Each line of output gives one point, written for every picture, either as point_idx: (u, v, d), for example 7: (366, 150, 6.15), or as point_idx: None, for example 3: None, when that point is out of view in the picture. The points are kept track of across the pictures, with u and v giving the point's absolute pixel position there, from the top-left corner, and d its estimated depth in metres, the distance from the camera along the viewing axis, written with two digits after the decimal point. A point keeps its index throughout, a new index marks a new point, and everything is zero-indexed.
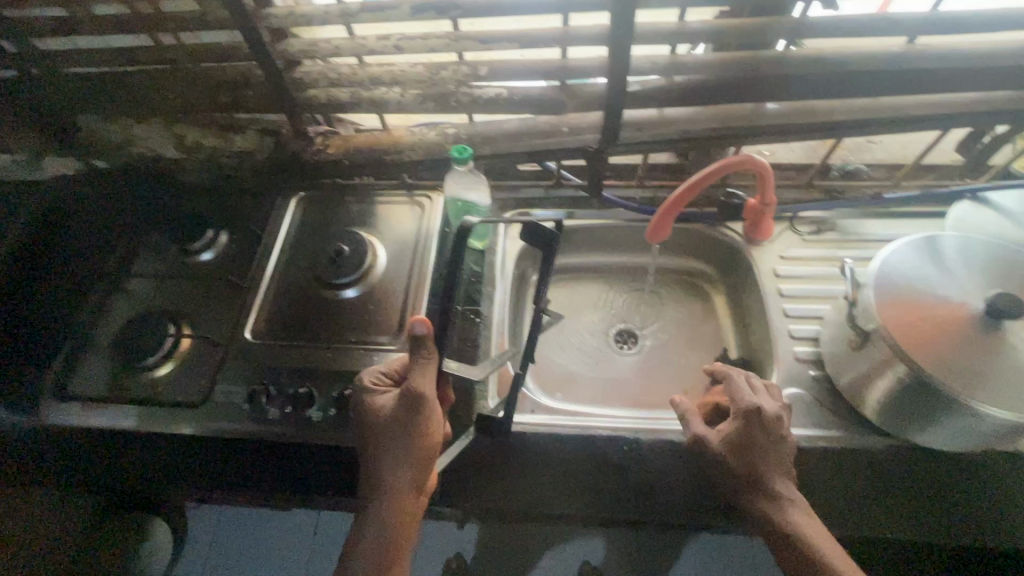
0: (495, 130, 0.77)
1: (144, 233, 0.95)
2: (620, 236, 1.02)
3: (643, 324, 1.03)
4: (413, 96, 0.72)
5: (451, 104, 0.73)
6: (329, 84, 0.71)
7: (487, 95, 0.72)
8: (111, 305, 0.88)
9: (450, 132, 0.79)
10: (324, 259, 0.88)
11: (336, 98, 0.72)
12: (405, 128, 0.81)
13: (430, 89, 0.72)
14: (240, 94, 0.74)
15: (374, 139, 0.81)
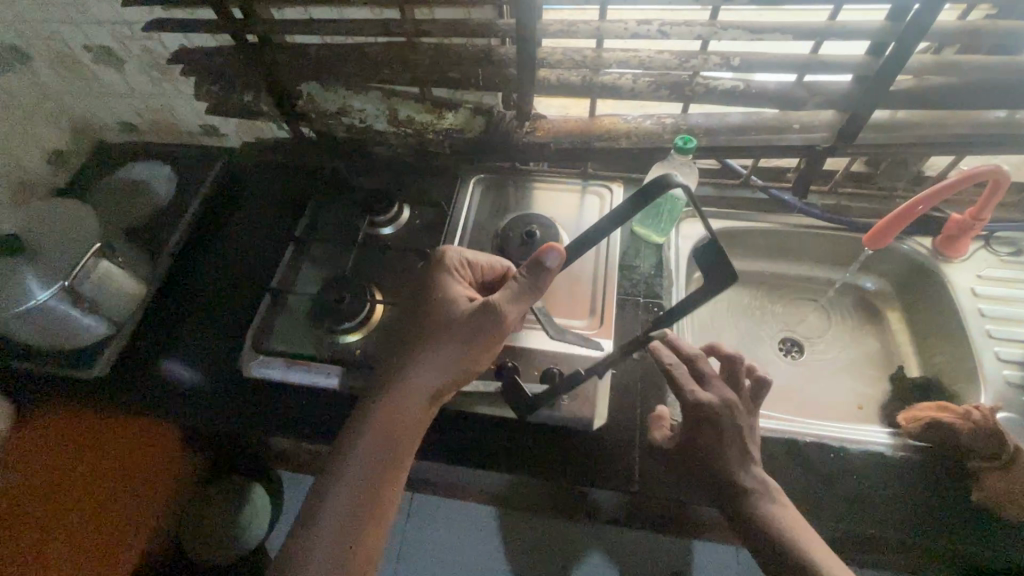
0: (716, 123, 0.77)
1: (326, 204, 0.98)
2: (791, 243, 1.00)
3: (808, 334, 1.01)
4: (647, 84, 0.72)
5: (685, 93, 0.72)
6: (570, 67, 0.72)
7: (723, 87, 0.71)
8: (301, 269, 0.91)
9: (667, 122, 0.78)
10: (515, 239, 0.88)
11: (572, 80, 0.73)
12: (617, 116, 0.81)
13: (666, 77, 0.72)
14: (475, 71, 0.75)
15: (583, 125, 0.82)
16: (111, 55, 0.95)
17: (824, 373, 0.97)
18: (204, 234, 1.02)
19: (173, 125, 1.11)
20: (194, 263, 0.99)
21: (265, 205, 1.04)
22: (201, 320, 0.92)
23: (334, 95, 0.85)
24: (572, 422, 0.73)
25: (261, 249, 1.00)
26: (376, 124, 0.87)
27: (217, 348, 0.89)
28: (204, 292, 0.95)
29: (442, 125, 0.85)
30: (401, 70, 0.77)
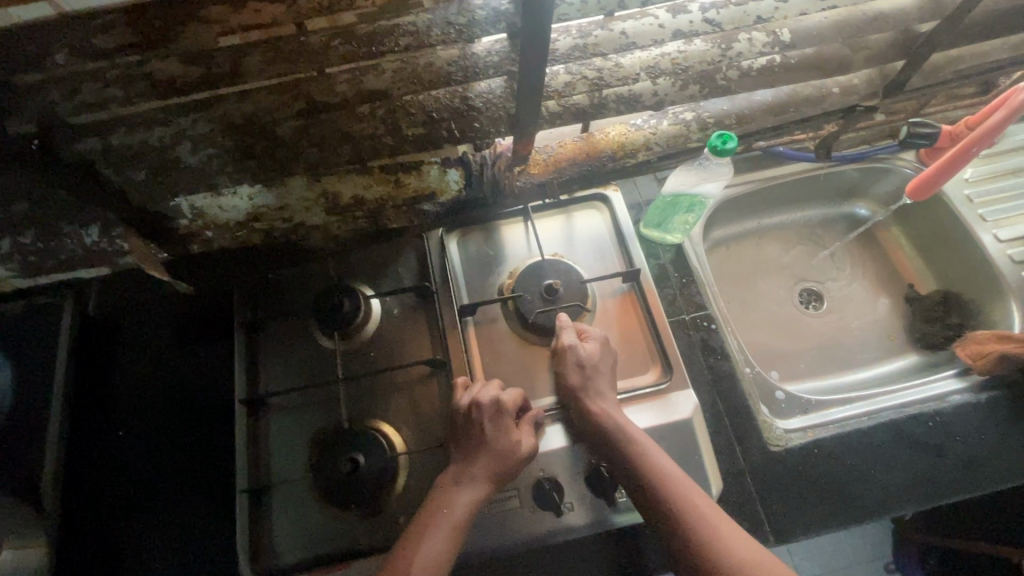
0: (747, 107, 0.62)
1: (267, 327, 0.72)
2: (784, 192, 0.95)
3: (821, 278, 0.99)
4: (671, 84, 0.54)
5: (719, 86, 0.56)
6: (585, 88, 0.53)
7: (758, 65, 0.55)
8: (269, 436, 0.67)
9: (690, 118, 0.62)
10: (533, 301, 0.71)
11: (582, 105, 0.54)
12: (622, 124, 0.63)
13: (692, 69, 0.54)
14: (442, 127, 0.51)
15: (585, 146, 0.63)
16: None
17: (848, 315, 0.95)
18: (94, 416, 0.73)
19: None
20: (102, 463, 0.71)
21: (166, 350, 0.76)
22: (152, 536, 0.67)
23: (229, 198, 0.57)
24: None
25: (190, 409, 0.73)
26: (309, 219, 0.60)
27: (194, 565, 0.66)
28: (137, 498, 0.69)
29: (402, 197, 0.60)
30: (336, 148, 0.51)
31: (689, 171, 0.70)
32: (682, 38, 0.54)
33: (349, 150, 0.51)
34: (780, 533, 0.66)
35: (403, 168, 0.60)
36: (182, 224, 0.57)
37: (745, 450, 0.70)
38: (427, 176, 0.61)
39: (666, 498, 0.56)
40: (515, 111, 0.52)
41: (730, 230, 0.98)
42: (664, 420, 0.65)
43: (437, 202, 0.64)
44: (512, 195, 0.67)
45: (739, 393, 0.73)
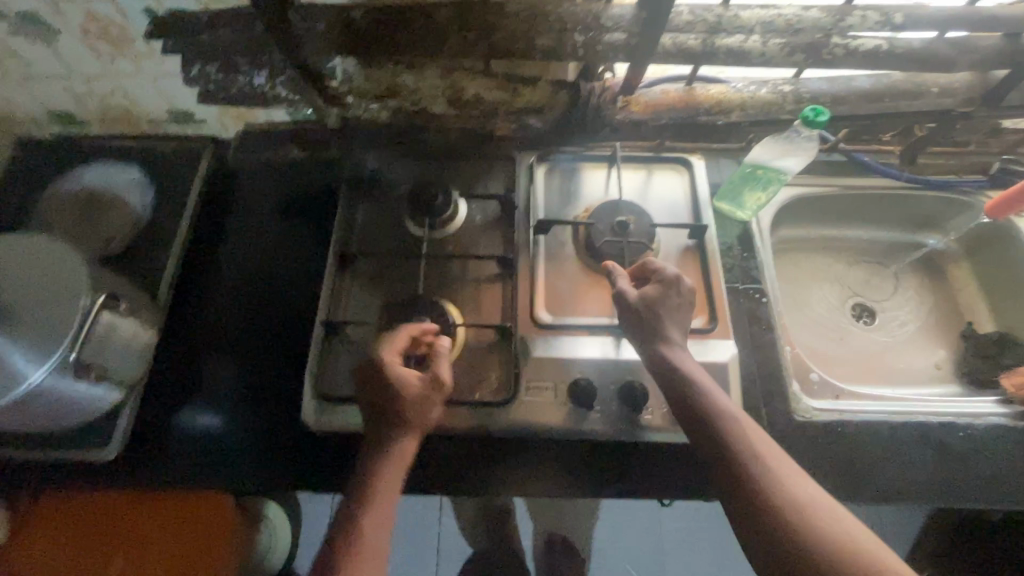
0: (844, 90, 0.67)
1: (365, 206, 0.81)
2: (860, 205, 0.97)
3: (878, 297, 1.00)
4: (778, 47, 0.60)
5: (822, 58, 0.61)
6: (704, 31, 0.59)
7: (865, 48, 0.61)
8: (348, 292, 0.75)
9: (788, 90, 0.68)
10: (603, 232, 0.77)
11: (696, 47, 0.60)
12: (724, 84, 0.69)
13: (801, 37, 0.60)
14: (571, 41, 0.61)
15: (685, 97, 0.70)
16: (37, 25, 0.70)
17: (896, 337, 0.96)
18: (199, 252, 0.83)
19: (128, 113, 0.87)
20: (195, 294, 0.81)
21: (266, 214, 0.86)
22: (219, 362, 0.76)
23: (376, 71, 0.67)
24: None
25: (277, 266, 0.82)
26: (433, 107, 0.71)
27: (245, 399, 0.73)
28: (217, 327, 0.79)
29: (516, 104, 0.71)
30: (478, 40, 0.61)
31: (777, 142, 0.74)
32: (801, 5, 0.60)
33: (487, 45, 0.61)
34: None
35: (524, 82, 0.69)
36: (337, 87, 0.69)
37: (771, 412, 0.73)
38: (541, 93, 0.70)
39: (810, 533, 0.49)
40: (638, 36, 0.59)
41: (797, 232, 1.01)
42: (701, 359, 0.70)
43: (541, 119, 0.72)
44: (608, 131, 0.74)
45: (776, 362, 0.77)
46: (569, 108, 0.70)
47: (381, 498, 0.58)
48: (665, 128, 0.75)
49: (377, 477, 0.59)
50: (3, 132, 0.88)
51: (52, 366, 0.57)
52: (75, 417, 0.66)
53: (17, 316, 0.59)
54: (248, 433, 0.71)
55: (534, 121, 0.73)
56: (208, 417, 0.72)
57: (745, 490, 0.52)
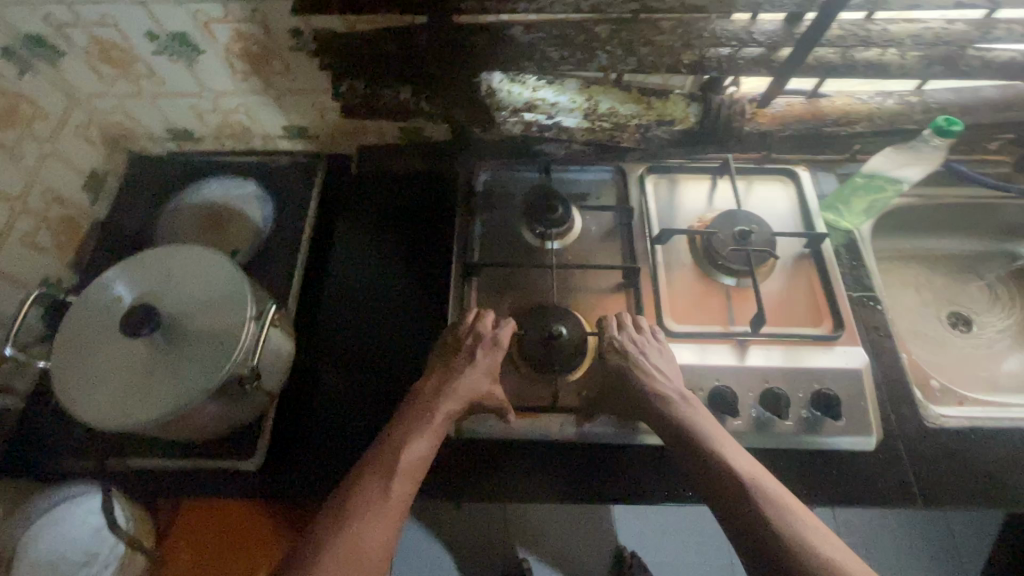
0: (971, 100, 0.73)
1: (484, 220, 0.84)
2: (955, 216, 0.97)
3: (972, 306, 1.01)
4: (917, 59, 0.63)
5: (958, 69, 0.65)
6: (853, 43, 0.63)
7: (999, 59, 0.64)
8: (477, 301, 0.77)
9: (914, 101, 0.73)
10: (723, 241, 0.79)
11: (840, 60, 0.64)
12: (850, 96, 0.74)
13: (937, 51, 0.63)
14: (716, 53, 0.63)
15: (810, 110, 0.73)
16: (184, 45, 0.73)
17: (994, 345, 0.96)
18: (315, 268, 0.84)
19: (243, 130, 0.89)
20: (315, 309, 0.81)
21: (380, 230, 0.87)
22: (344, 380, 0.75)
23: (520, 86, 0.69)
24: (846, 442, 0.70)
25: (391, 274, 0.83)
26: (567, 121, 0.73)
27: (376, 415, 0.73)
28: (340, 343, 0.78)
29: (647, 117, 0.73)
30: (627, 54, 0.64)
31: (902, 153, 0.78)
32: (943, 20, 0.64)
33: (635, 60, 0.64)
34: (928, 498, 0.69)
35: (660, 95, 0.73)
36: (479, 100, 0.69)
37: (899, 419, 0.74)
38: (676, 105, 0.73)
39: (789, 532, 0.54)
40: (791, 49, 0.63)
41: (887, 243, 1.02)
42: (834, 364, 0.72)
43: (668, 131, 0.75)
44: (729, 142, 0.77)
45: (898, 369, 0.77)
46: (699, 120, 0.73)
47: (408, 464, 0.60)
48: (785, 140, 0.78)
49: (410, 441, 0.61)
50: (119, 148, 0.90)
51: (223, 378, 0.58)
52: (221, 426, 0.66)
53: (190, 326, 0.60)
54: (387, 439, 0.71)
55: (660, 134, 0.75)
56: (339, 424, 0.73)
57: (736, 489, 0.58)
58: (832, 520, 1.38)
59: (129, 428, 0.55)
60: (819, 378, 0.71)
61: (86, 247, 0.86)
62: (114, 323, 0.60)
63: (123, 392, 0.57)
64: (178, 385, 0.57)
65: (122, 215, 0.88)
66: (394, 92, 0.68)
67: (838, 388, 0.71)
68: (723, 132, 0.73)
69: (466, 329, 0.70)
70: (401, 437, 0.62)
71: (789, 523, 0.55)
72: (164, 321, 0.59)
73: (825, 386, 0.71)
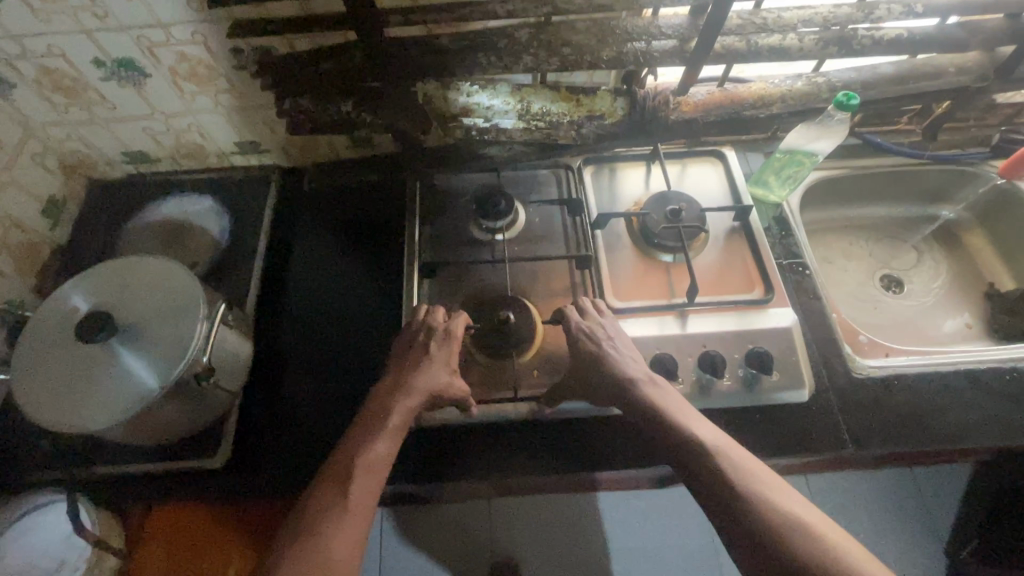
0: (871, 77, 0.78)
1: (434, 221, 0.88)
2: (877, 186, 1.04)
3: (904, 269, 1.07)
4: (812, 42, 0.70)
5: (853, 49, 0.70)
6: (753, 31, 0.68)
7: (888, 37, 0.71)
8: (429, 295, 0.81)
9: (822, 82, 0.79)
10: (657, 220, 0.83)
11: (742, 50, 0.70)
12: (764, 82, 0.80)
13: (831, 33, 0.70)
14: (631, 49, 0.69)
15: (729, 95, 0.79)
16: (132, 70, 0.77)
17: (924, 304, 1.03)
18: (274, 278, 0.87)
19: (198, 149, 0.93)
20: (274, 317, 0.83)
21: (336, 238, 0.90)
22: (305, 378, 0.78)
23: (455, 91, 0.74)
24: (782, 396, 0.73)
25: (347, 278, 0.87)
26: (503, 122, 0.78)
27: (335, 413, 0.75)
28: (299, 348, 0.81)
29: (578, 114, 0.79)
30: (549, 55, 0.69)
31: (814, 129, 0.82)
32: (832, 4, 0.70)
33: (557, 59, 0.69)
34: (859, 441, 0.74)
35: (587, 91, 0.78)
36: (424, 107, 0.75)
37: (830, 372, 0.79)
38: (603, 100, 0.78)
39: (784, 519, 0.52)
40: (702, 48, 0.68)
41: (819, 216, 1.08)
42: (768, 326, 0.77)
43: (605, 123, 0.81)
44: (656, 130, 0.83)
45: (828, 328, 0.82)
46: (627, 111, 0.79)
47: (372, 460, 0.59)
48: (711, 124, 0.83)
49: (369, 442, 0.60)
50: (78, 174, 0.93)
51: (179, 376, 0.61)
52: (183, 427, 0.69)
53: (144, 330, 0.63)
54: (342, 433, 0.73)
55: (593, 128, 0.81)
56: (300, 421, 0.75)
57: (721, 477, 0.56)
58: (806, 490, 1.43)
59: (90, 429, 0.59)
60: (753, 339, 0.76)
61: (49, 271, 0.89)
62: (70, 332, 0.63)
63: (81, 396, 0.60)
64: (136, 386, 0.61)
65: (86, 238, 0.91)
66: (337, 105, 0.75)
67: (772, 348, 0.75)
68: (650, 120, 0.79)
69: (418, 326, 0.72)
70: (358, 439, 0.61)
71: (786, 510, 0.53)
72: (118, 327, 0.62)
73: (760, 345, 0.75)
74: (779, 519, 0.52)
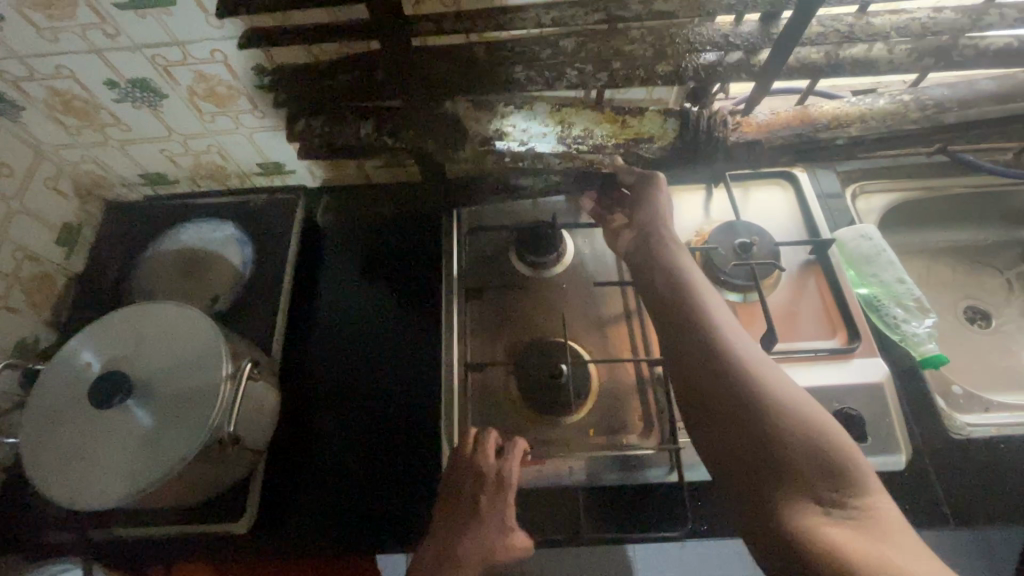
0: (972, 92, 0.68)
1: (474, 252, 0.80)
2: (960, 208, 0.94)
3: (988, 299, 0.96)
4: (907, 53, 0.61)
5: (952, 60, 0.62)
6: (836, 42, 0.62)
7: (993, 46, 0.61)
8: (469, 338, 0.73)
9: (909, 99, 0.67)
10: (725, 255, 0.74)
11: (814, 61, 0.62)
12: (839, 101, 0.68)
13: (926, 43, 0.61)
14: (692, 62, 0.61)
15: (798, 115, 0.68)
16: (146, 90, 0.70)
17: (1014, 339, 0.92)
18: (300, 317, 0.80)
19: (219, 170, 0.86)
20: (301, 357, 0.77)
21: (368, 271, 0.83)
22: (334, 428, 0.72)
23: (490, 115, 0.64)
24: (872, 464, 0.64)
25: (378, 315, 0.80)
26: (540, 147, 0.65)
27: (372, 477, 0.68)
28: (329, 397, 0.74)
29: (622, 138, 0.67)
30: (597, 70, 0.61)
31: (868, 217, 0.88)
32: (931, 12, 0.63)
33: (607, 75, 0.61)
34: (962, 516, 0.64)
35: (635, 115, 0.67)
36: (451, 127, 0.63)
37: (924, 431, 0.69)
38: (652, 124, 0.67)
39: (784, 430, 0.50)
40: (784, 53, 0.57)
41: (897, 240, 0.97)
42: (858, 381, 0.67)
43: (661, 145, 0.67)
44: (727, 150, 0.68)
45: (919, 378, 0.73)
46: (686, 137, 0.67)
47: None
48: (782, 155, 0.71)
49: None
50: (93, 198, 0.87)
51: (200, 446, 0.54)
52: (205, 492, 0.63)
53: (161, 391, 0.57)
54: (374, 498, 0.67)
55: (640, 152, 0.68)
56: (329, 479, 0.68)
57: (729, 379, 0.54)
58: None
59: (107, 507, 0.52)
60: (840, 396, 0.66)
61: (64, 301, 0.84)
62: (81, 396, 0.57)
63: (96, 468, 0.54)
64: (156, 457, 0.54)
65: (101, 266, 0.85)
66: (353, 130, 0.65)
67: (862, 408, 0.66)
68: (709, 144, 0.66)
69: (466, 464, 0.61)
70: None
71: (788, 414, 0.51)
72: (133, 389, 0.56)
73: (848, 406, 0.66)
74: (778, 423, 0.50)
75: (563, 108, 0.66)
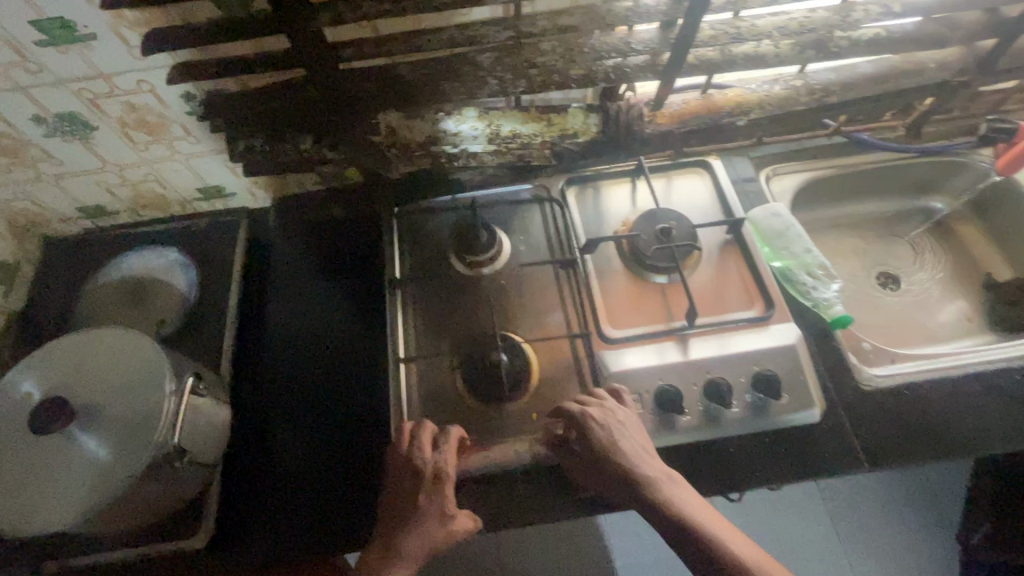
0: (849, 76, 0.76)
1: (413, 257, 0.83)
2: (863, 183, 1.02)
3: (897, 264, 1.05)
4: (790, 47, 0.69)
5: (830, 51, 0.70)
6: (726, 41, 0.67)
7: (865, 36, 0.70)
8: (414, 339, 0.77)
9: (798, 85, 0.75)
10: (648, 241, 0.80)
11: (709, 58, 0.68)
12: (740, 87, 0.75)
13: (807, 37, 0.69)
14: (603, 65, 0.66)
15: (704, 105, 0.75)
16: (76, 124, 0.71)
17: (922, 299, 1.01)
18: (250, 334, 0.82)
19: (158, 199, 0.88)
20: (252, 373, 0.79)
21: (315, 284, 0.86)
22: (288, 437, 0.74)
23: (421, 120, 0.70)
24: (791, 418, 0.70)
25: (326, 325, 0.82)
26: (473, 148, 0.72)
27: (328, 481, 0.70)
28: (282, 408, 0.76)
29: (550, 134, 0.74)
30: (516, 77, 0.65)
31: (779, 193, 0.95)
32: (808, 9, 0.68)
33: (524, 82, 0.66)
34: (874, 458, 0.71)
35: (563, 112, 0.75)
36: (390, 138, 0.70)
37: (838, 386, 0.76)
38: (576, 120, 0.75)
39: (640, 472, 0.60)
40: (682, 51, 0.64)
41: (812, 217, 1.05)
42: (773, 345, 0.73)
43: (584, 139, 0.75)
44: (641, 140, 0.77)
45: (831, 338, 0.79)
46: (606, 131, 0.75)
47: None
48: (692, 137, 0.78)
49: None
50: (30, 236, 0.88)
51: (147, 462, 0.56)
52: (159, 511, 0.64)
53: (107, 412, 0.58)
54: (330, 501, 0.68)
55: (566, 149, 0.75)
56: (285, 487, 0.70)
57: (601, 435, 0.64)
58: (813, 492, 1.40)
59: (57, 530, 0.53)
60: (758, 360, 0.72)
61: (6, 340, 0.83)
62: (25, 425, 0.58)
63: (43, 494, 0.55)
64: (105, 476, 0.55)
65: (42, 303, 0.85)
66: (293, 142, 0.69)
67: (779, 369, 0.72)
68: (624, 136, 0.75)
69: (402, 460, 0.63)
70: None
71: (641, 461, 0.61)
72: (77, 412, 0.57)
73: (767, 368, 0.72)
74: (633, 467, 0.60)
75: (492, 112, 0.73)
